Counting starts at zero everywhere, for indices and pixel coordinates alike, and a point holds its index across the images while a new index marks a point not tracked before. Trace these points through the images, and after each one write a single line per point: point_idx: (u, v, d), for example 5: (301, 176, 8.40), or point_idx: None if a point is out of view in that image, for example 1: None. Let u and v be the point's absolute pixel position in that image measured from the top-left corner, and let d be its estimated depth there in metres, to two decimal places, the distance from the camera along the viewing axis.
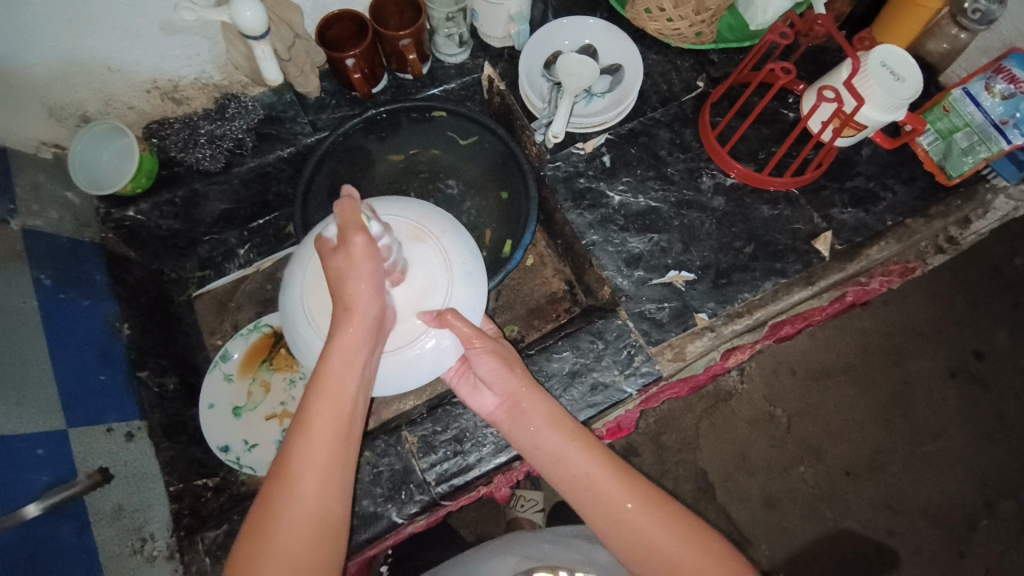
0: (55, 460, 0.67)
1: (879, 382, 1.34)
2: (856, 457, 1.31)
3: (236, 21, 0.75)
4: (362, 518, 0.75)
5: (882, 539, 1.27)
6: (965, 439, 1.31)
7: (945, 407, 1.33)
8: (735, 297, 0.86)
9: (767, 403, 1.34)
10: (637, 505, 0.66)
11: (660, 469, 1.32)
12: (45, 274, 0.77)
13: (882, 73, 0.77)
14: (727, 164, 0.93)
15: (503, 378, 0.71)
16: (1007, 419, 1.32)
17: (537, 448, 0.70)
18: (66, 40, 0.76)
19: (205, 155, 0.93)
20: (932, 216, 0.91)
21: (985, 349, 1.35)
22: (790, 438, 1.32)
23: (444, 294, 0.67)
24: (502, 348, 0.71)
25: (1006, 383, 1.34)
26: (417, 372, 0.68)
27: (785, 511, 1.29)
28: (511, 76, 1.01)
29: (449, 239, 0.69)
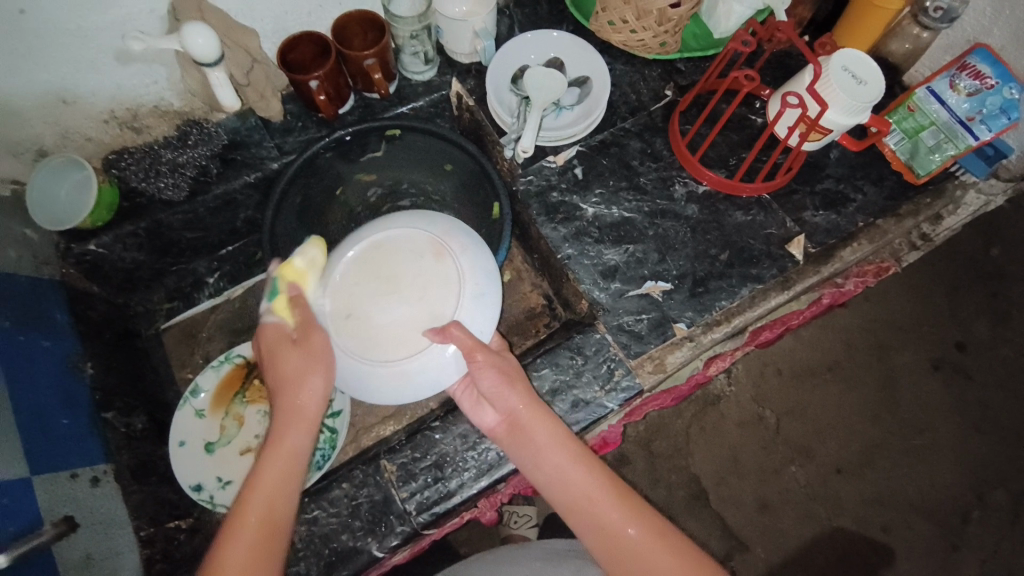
0: (17, 510, 0.63)
1: (864, 379, 1.35)
2: (846, 455, 1.31)
3: (188, 49, 0.73)
4: (342, 555, 0.73)
5: (876, 536, 1.27)
6: (951, 431, 1.32)
7: (930, 399, 1.34)
8: (713, 305, 0.85)
9: (755, 405, 1.34)
10: (643, 532, 0.64)
11: (651, 477, 1.31)
12: (2, 317, 0.74)
13: (844, 77, 0.77)
14: (698, 171, 0.92)
15: (508, 393, 0.69)
16: (991, 409, 1.33)
17: (543, 468, 0.68)
18: (17, 74, 0.74)
19: (167, 185, 0.90)
20: (902, 215, 0.91)
21: (966, 340, 1.37)
22: (780, 439, 1.32)
23: (453, 311, 0.68)
24: (504, 364, 0.70)
25: (988, 373, 1.35)
26: (416, 387, 0.69)
27: (779, 512, 1.28)
28: (479, 92, 1.01)
29: (467, 256, 0.71)
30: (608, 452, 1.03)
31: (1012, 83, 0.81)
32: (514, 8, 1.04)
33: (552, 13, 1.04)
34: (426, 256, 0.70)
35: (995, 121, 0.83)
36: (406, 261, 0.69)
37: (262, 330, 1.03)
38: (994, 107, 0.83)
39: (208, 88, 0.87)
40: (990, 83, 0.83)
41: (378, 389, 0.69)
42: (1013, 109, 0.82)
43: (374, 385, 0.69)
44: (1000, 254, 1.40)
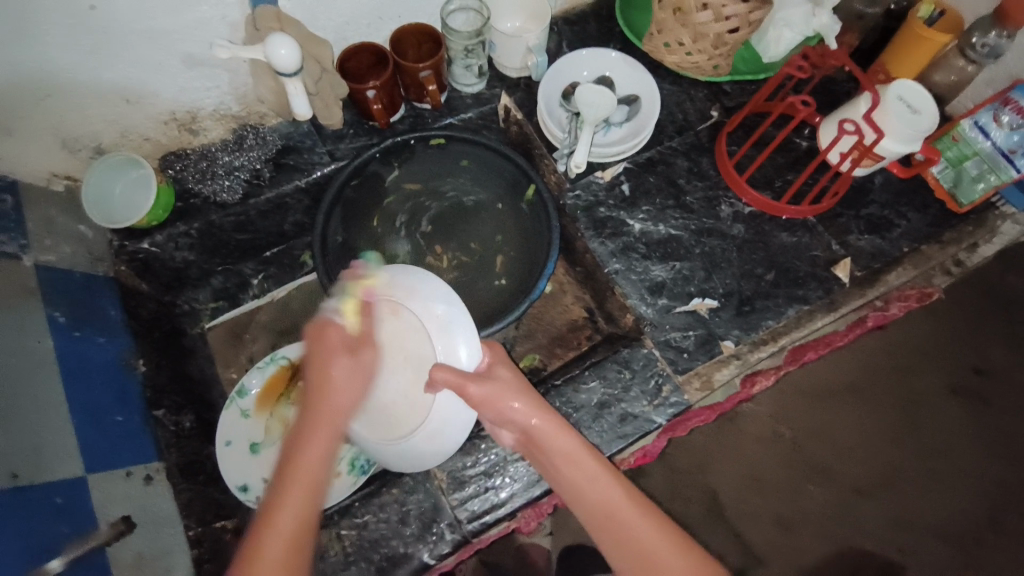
0: (74, 509, 0.64)
1: (883, 401, 1.35)
2: (866, 477, 1.30)
3: (271, 61, 0.74)
4: (392, 559, 0.73)
5: (892, 556, 1.26)
6: (971, 455, 1.31)
7: (948, 424, 1.33)
8: (759, 325, 0.86)
9: (773, 421, 1.35)
10: (670, 552, 0.61)
11: (672, 492, 1.32)
12: (59, 312, 0.74)
13: (899, 108, 0.79)
14: (742, 191, 0.94)
15: (517, 406, 0.65)
16: (1014, 436, 1.32)
17: (563, 482, 0.65)
18: (86, 72, 0.75)
19: (223, 187, 0.92)
20: (945, 243, 0.92)
21: (984, 366, 1.36)
22: (799, 456, 1.32)
23: (431, 351, 0.70)
24: (501, 383, 0.66)
25: (1009, 400, 1.33)
26: (450, 437, 0.72)
27: (798, 530, 1.28)
28: (528, 106, 1.02)
29: (416, 301, 0.71)
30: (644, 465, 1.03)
31: None
32: (563, 25, 1.06)
33: (601, 31, 1.06)
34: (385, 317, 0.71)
35: None
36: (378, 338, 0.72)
37: (305, 333, 1.03)
38: None
39: (281, 96, 0.90)
40: None
41: (421, 458, 0.73)
42: None
43: (415, 455, 0.73)
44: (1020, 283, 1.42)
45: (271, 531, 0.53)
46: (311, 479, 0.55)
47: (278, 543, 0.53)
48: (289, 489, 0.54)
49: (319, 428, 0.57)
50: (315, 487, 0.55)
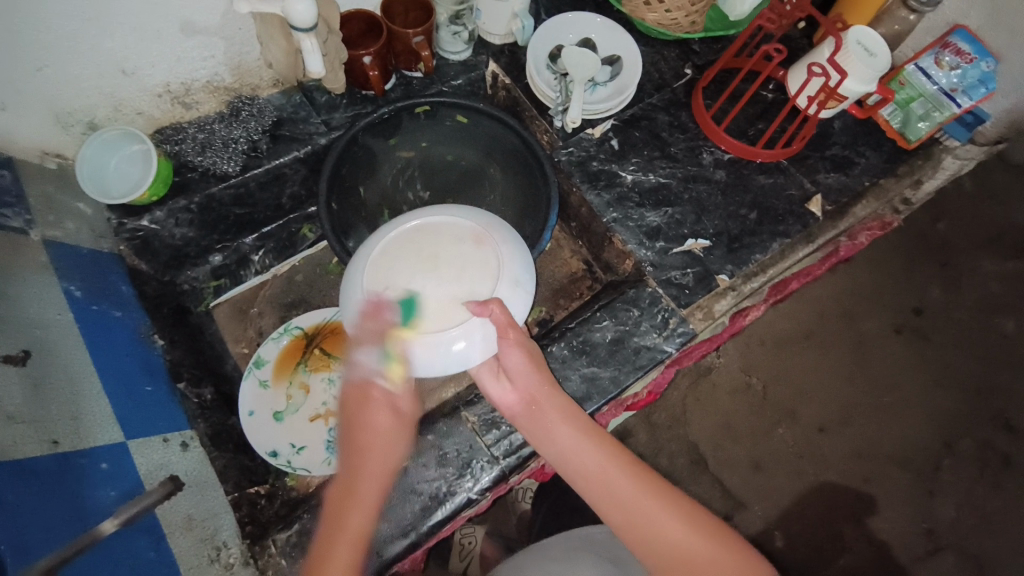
0: (120, 474, 0.64)
1: (836, 343, 1.47)
2: (827, 414, 1.42)
3: (288, 15, 0.76)
4: (437, 498, 0.77)
5: (858, 485, 1.38)
6: (917, 386, 1.44)
7: (896, 359, 1.46)
8: (749, 259, 0.94)
9: (743, 372, 1.44)
10: (659, 504, 0.66)
11: (654, 446, 1.40)
12: (74, 287, 0.73)
13: (859, 51, 0.89)
14: (720, 139, 1.01)
15: (527, 374, 0.72)
16: (953, 367, 1.46)
17: (555, 443, 0.71)
18: (83, 39, 0.73)
19: (221, 159, 0.92)
20: (900, 176, 1.03)
21: (922, 305, 1.49)
22: (767, 403, 1.42)
23: (493, 287, 0.69)
24: (528, 344, 0.72)
25: (944, 333, 1.48)
26: (448, 358, 0.69)
27: (771, 470, 1.39)
28: (514, 71, 1.06)
29: (507, 248, 0.72)
30: (650, 404, 1.11)
31: (988, 58, 0.95)
32: None
33: None
34: (468, 245, 0.70)
35: (975, 91, 0.96)
36: (444, 244, 0.70)
37: (312, 304, 1.05)
38: (973, 79, 0.96)
39: (294, 58, 0.88)
40: (970, 58, 0.95)
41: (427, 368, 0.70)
42: (989, 80, 0.95)
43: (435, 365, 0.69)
44: (947, 227, 1.54)
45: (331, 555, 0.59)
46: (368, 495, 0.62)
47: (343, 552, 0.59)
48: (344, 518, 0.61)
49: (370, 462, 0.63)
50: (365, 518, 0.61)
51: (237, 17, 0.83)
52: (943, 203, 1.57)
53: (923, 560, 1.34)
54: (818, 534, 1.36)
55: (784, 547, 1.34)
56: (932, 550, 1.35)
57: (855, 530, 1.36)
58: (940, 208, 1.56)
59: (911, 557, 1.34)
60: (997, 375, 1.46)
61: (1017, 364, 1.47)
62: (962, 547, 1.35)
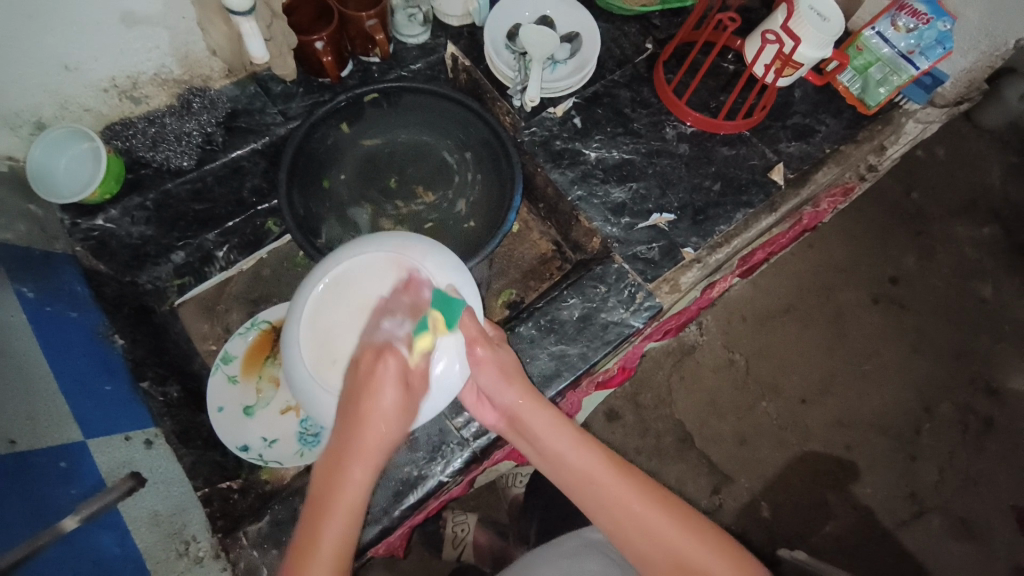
0: (78, 472, 0.63)
1: (815, 315, 1.48)
2: (808, 385, 1.43)
3: None
4: (408, 483, 0.77)
5: (841, 453, 1.40)
6: (895, 354, 1.46)
7: (874, 329, 1.48)
8: (713, 231, 0.95)
9: (726, 349, 1.45)
10: (654, 512, 0.64)
11: (641, 427, 1.40)
12: (27, 288, 0.72)
13: (811, 16, 0.91)
14: (682, 112, 1.01)
15: (506, 392, 0.70)
16: (928, 333, 1.48)
17: (546, 452, 0.69)
18: (22, 38, 0.71)
19: (174, 153, 0.90)
20: (860, 141, 1.03)
21: (898, 274, 1.51)
22: (749, 378, 1.44)
23: (428, 308, 0.64)
24: (503, 356, 0.70)
25: (920, 300, 1.50)
26: (426, 402, 0.65)
27: (756, 444, 1.40)
28: (474, 53, 1.05)
29: (430, 260, 0.66)
30: (623, 382, 1.11)
31: (944, 17, 0.95)
32: None
33: None
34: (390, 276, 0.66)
35: (932, 51, 0.96)
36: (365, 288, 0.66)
37: (280, 298, 1.06)
38: (930, 40, 0.96)
39: (234, 41, 0.88)
40: (926, 19, 0.95)
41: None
42: (945, 40, 0.95)
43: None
44: (920, 196, 1.57)
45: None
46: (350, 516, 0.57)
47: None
48: (322, 538, 0.56)
49: (349, 480, 0.57)
50: (355, 505, 0.57)
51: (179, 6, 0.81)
52: (915, 172, 1.59)
53: (907, 524, 1.36)
54: (805, 504, 1.37)
55: (771, 518, 1.35)
56: (916, 514, 1.37)
57: (840, 498, 1.37)
58: (912, 177, 1.58)
59: (895, 522, 1.36)
60: (973, 339, 1.48)
61: (992, 327, 1.49)
62: (947, 510, 1.37)
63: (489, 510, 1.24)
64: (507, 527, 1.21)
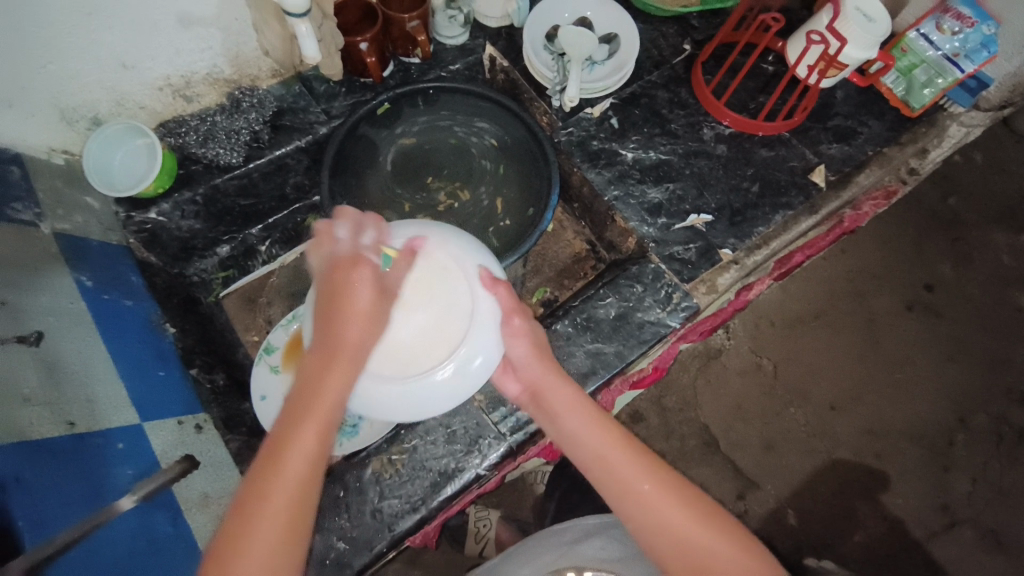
0: (136, 453, 0.67)
1: (846, 321, 1.46)
2: (838, 392, 1.41)
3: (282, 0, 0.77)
4: (444, 475, 0.78)
5: (872, 463, 1.37)
6: (928, 362, 1.43)
7: (908, 336, 1.45)
8: (751, 232, 0.94)
9: (753, 354, 1.44)
10: (667, 495, 0.63)
11: (665, 431, 1.39)
12: (85, 276, 0.75)
13: (857, 17, 0.89)
14: (721, 113, 1.00)
15: (530, 364, 0.71)
16: (965, 343, 1.44)
17: (560, 426, 0.69)
18: (85, 36, 0.75)
19: (223, 150, 0.94)
20: (903, 144, 1.02)
21: (934, 281, 1.48)
22: (778, 383, 1.42)
23: (471, 293, 0.67)
24: (536, 335, 0.73)
25: (956, 308, 1.47)
26: (467, 377, 0.67)
27: (784, 450, 1.38)
28: (512, 53, 1.06)
29: (455, 244, 0.69)
30: (657, 381, 1.11)
31: (989, 21, 0.93)
32: None
33: None
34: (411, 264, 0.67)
35: (977, 55, 0.95)
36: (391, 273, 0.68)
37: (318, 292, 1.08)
38: (975, 44, 0.95)
39: (288, 41, 0.89)
40: (971, 22, 0.93)
41: (430, 404, 0.67)
42: (991, 44, 0.94)
43: (421, 401, 0.67)
44: (958, 202, 1.53)
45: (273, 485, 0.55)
46: (318, 439, 0.57)
47: (271, 524, 0.53)
48: (286, 449, 0.56)
49: (333, 382, 0.60)
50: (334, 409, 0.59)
51: (235, 7, 0.84)
52: (954, 177, 1.55)
53: (938, 535, 1.33)
54: (833, 513, 1.35)
55: (797, 526, 1.34)
56: (948, 526, 1.34)
57: (869, 508, 1.35)
58: (951, 182, 1.54)
59: (925, 533, 1.33)
60: (1010, 349, 1.44)
61: None
62: (981, 524, 1.33)
63: (514, 508, 1.25)
64: (531, 526, 1.21)
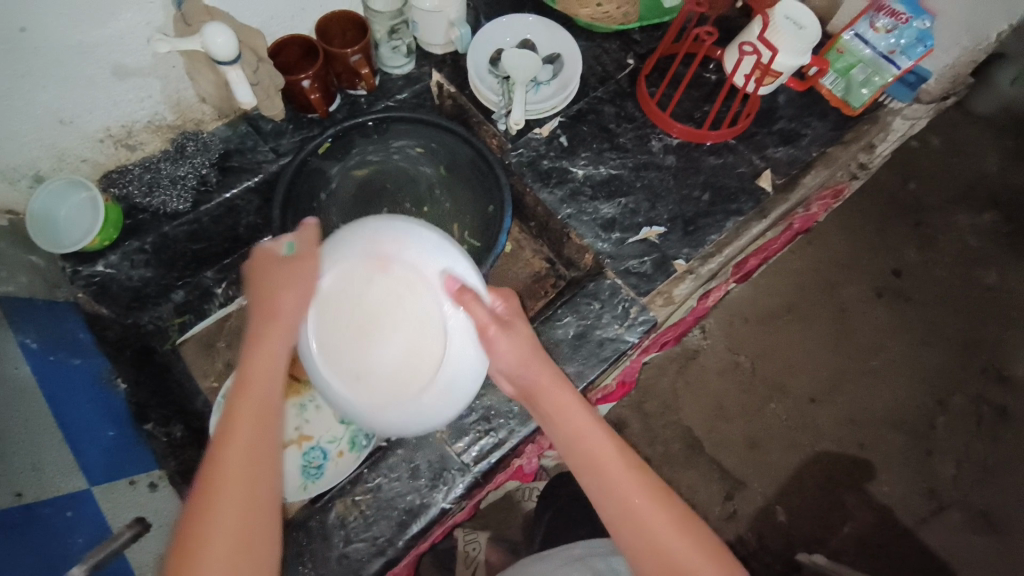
0: (86, 520, 0.65)
1: (819, 312, 1.47)
2: (816, 385, 1.42)
3: (210, 50, 0.77)
4: (410, 512, 0.77)
5: (855, 453, 1.38)
6: (901, 347, 1.45)
7: (880, 324, 1.46)
8: (704, 240, 0.95)
9: (731, 352, 1.45)
10: (658, 509, 0.62)
11: (648, 436, 1.39)
12: (30, 338, 0.73)
13: (787, 25, 0.92)
14: (667, 125, 1.02)
15: (522, 373, 0.68)
16: (936, 325, 1.47)
17: (558, 423, 0.67)
18: (16, 96, 0.74)
19: (170, 197, 0.92)
20: (847, 143, 1.04)
21: (901, 266, 1.50)
22: (756, 380, 1.43)
23: (437, 309, 0.65)
24: (519, 333, 0.68)
25: (925, 292, 1.49)
26: (459, 392, 0.67)
27: (768, 448, 1.38)
28: (458, 78, 1.06)
29: (407, 251, 0.66)
30: (626, 394, 1.12)
31: (923, 16, 0.95)
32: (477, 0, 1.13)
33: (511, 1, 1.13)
34: (375, 277, 0.66)
35: (913, 50, 0.97)
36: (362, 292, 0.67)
37: None
38: (910, 39, 0.97)
39: (221, 86, 0.91)
40: (903, 18, 0.96)
41: (432, 420, 0.68)
42: (926, 38, 0.96)
43: (423, 417, 0.67)
44: (917, 187, 1.57)
45: (222, 483, 0.53)
46: (259, 422, 0.57)
47: (223, 517, 0.52)
48: (227, 445, 0.55)
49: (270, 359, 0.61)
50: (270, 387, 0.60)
51: (172, 57, 0.84)
52: (911, 163, 1.58)
53: (926, 521, 1.34)
54: (821, 507, 1.35)
55: (787, 523, 1.34)
56: (935, 510, 1.34)
57: (856, 498, 1.35)
58: (909, 168, 1.58)
59: (914, 519, 1.34)
60: (981, 328, 1.47)
61: (1000, 315, 1.48)
62: (967, 505, 1.35)
63: (502, 527, 1.24)
64: (521, 545, 1.20)
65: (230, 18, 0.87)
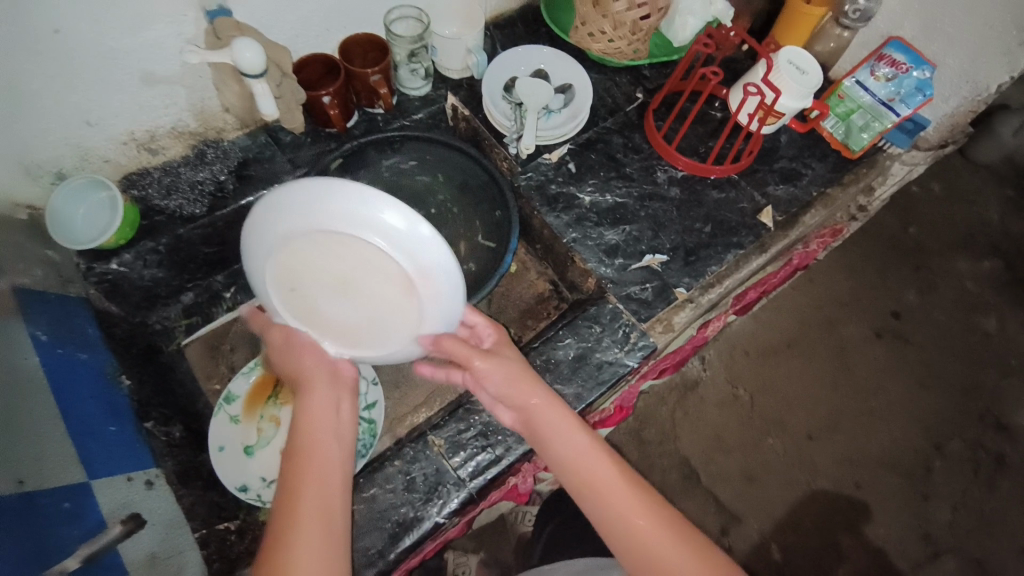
0: (80, 513, 0.66)
1: (818, 348, 1.49)
2: (813, 422, 1.43)
3: (238, 62, 0.80)
4: (403, 525, 0.77)
5: (851, 493, 1.37)
6: (898, 388, 1.46)
7: (878, 364, 1.48)
8: (705, 270, 0.97)
9: (729, 384, 1.45)
10: (651, 523, 0.66)
11: (644, 464, 1.39)
12: (40, 331, 0.75)
13: (790, 70, 0.95)
14: (673, 158, 1.05)
15: (515, 393, 0.71)
16: (934, 368, 1.48)
17: (550, 447, 0.70)
18: (48, 96, 0.77)
19: (187, 201, 0.95)
20: (846, 183, 1.07)
21: (900, 308, 1.52)
22: (754, 413, 1.43)
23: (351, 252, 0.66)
24: (511, 361, 0.73)
25: (923, 334, 1.51)
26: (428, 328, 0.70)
27: (764, 483, 1.38)
28: (473, 102, 1.10)
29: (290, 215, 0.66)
30: (621, 421, 1.12)
31: (923, 66, 0.98)
32: (495, 30, 1.17)
33: (528, 32, 1.18)
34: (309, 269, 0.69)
35: (912, 99, 1.00)
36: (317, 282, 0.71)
37: None
38: (910, 88, 1.00)
39: (247, 100, 0.93)
40: (904, 68, 0.99)
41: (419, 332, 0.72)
42: (926, 88, 0.98)
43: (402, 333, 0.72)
44: (918, 231, 1.60)
45: (301, 506, 0.62)
46: (329, 462, 0.66)
47: (313, 537, 0.61)
48: (301, 481, 0.64)
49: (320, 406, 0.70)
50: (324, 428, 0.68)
51: (200, 66, 0.87)
52: (913, 208, 1.62)
53: (921, 567, 1.32)
54: (815, 546, 1.33)
55: (782, 561, 1.32)
56: (930, 556, 1.33)
57: (851, 539, 1.34)
58: (911, 212, 1.62)
59: (910, 565, 1.32)
60: (979, 374, 1.48)
61: (998, 361, 1.49)
62: (962, 553, 1.33)
63: (493, 549, 1.23)
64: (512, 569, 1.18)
65: (261, 35, 0.90)
